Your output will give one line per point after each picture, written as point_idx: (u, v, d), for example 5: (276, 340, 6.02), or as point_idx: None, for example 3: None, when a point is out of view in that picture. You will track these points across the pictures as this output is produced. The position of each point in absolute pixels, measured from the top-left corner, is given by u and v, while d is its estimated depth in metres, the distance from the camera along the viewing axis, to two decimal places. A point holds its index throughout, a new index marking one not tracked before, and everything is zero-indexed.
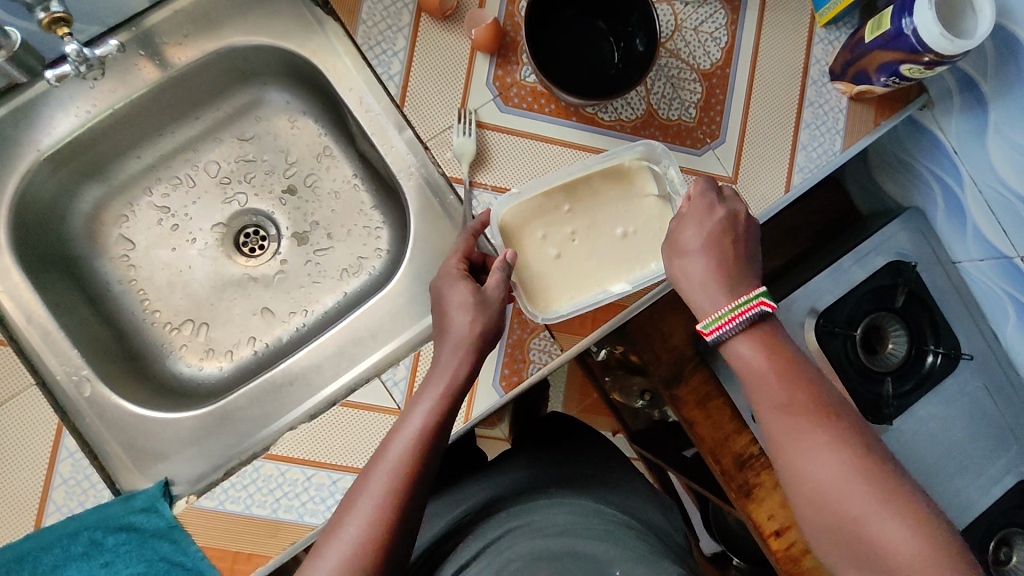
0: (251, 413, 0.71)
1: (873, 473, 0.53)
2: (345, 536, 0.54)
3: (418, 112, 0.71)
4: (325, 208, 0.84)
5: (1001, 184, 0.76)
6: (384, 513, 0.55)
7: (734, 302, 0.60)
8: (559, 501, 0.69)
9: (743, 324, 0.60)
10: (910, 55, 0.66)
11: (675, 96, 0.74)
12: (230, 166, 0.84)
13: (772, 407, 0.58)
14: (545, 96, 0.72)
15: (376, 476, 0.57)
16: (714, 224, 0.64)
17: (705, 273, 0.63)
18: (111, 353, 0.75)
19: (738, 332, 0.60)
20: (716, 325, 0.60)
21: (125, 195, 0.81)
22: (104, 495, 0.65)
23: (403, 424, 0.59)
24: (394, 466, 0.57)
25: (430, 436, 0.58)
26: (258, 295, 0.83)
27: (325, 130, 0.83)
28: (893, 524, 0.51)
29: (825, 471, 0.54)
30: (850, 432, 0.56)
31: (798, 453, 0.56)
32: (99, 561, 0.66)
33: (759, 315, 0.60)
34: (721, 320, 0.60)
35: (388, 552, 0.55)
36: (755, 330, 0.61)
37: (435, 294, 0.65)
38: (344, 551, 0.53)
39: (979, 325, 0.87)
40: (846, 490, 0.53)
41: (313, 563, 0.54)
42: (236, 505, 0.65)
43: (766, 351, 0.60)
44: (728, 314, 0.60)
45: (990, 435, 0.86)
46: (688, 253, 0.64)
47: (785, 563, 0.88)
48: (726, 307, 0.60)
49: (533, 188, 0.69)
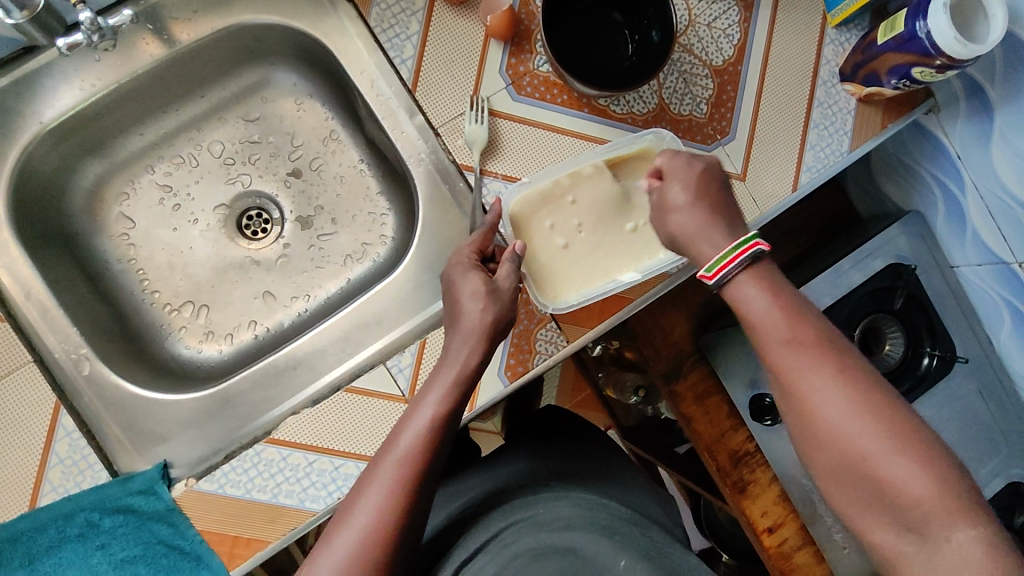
0: (252, 396, 0.70)
1: (883, 408, 0.52)
2: (354, 523, 0.54)
3: (430, 98, 0.70)
4: (329, 192, 0.83)
5: (1002, 190, 0.76)
6: (393, 500, 0.55)
7: (732, 243, 0.59)
8: (560, 493, 0.68)
9: (744, 263, 0.59)
10: (922, 58, 0.67)
11: (687, 91, 0.74)
12: (234, 147, 0.83)
13: (780, 346, 0.56)
14: (558, 86, 0.71)
15: (387, 463, 0.56)
16: (696, 175, 0.64)
17: (697, 223, 0.61)
18: (110, 332, 0.74)
19: (742, 270, 0.59)
20: (718, 268, 0.59)
21: (126, 172, 0.80)
22: (102, 476, 0.64)
23: (414, 413, 0.59)
24: (404, 455, 0.57)
25: (440, 426, 0.59)
26: (259, 279, 0.82)
27: (332, 114, 0.82)
28: (905, 461, 0.51)
29: (837, 408, 0.53)
30: (857, 366, 0.55)
31: (809, 392, 0.54)
32: (95, 542, 0.65)
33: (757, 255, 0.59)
34: (722, 262, 0.59)
35: (397, 540, 0.55)
36: (755, 269, 0.59)
37: (446, 284, 0.65)
38: (355, 538, 0.53)
39: (974, 329, 0.87)
40: (857, 426, 0.52)
41: (321, 549, 0.54)
42: (236, 488, 0.65)
43: (771, 291, 0.58)
44: (729, 254, 0.59)
45: (984, 438, 0.86)
46: (679, 210, 0.62)
47: (777, 559, 0.89)
48: (727, 248, 0.59)
49: (542, 178, 0.69)
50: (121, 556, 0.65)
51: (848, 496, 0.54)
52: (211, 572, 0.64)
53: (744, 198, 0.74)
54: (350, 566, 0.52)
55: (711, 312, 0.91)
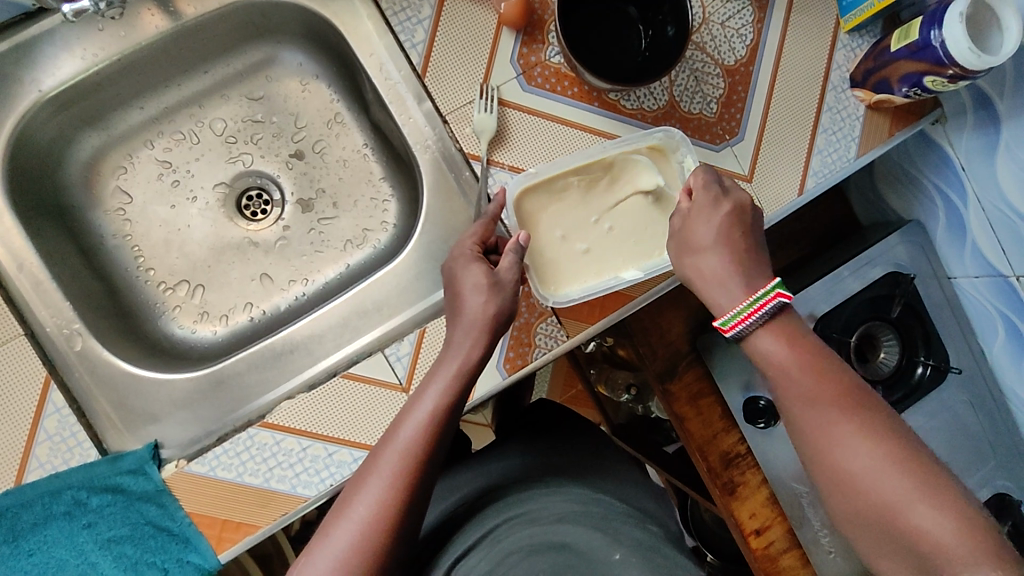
0: (247, 379, 0.69)
1: (905, 459, 0.54)
2: (354, 515, 0.54)
3: (439, 84, 0.69)
4: (332, 175, 0.82)
5: (1004, 204, 0.77)
6: (393, 492, 0.55)
7: (752, 297, 0.60)
8: (553, 491, 0.69)
9: (763, 317, 0.59)
10: (935, 67, 0.66)
11: (697, 90, 0.74)
12: (237, 126, 0.81)
13: (806, 404, 0.57)
14: (569, 78, 0.70)
15: (387, 455, 0.56)
16: (723, 217, 0.63)
17: (717, 267, 0.61)
18: (103, 308, 0.72)
19: (759, 325, 0.60)
20: (733, 322, 0.60)
21: (125, 146, 0.78)
22: (90, 454, 0.63)
23: (416, 405, 0.59)
24: (405, 448, 0.56)
25: (441, 419, 0.58)
26: (257, 261, 0.80)
27: (338, 97, 0.81)
28: (930, 515, 0.52)
29: (865, 464, 0.55)
30: (880, 420, 0.56)
31: (836, 448, 0.56)
32: (81, 522, 0.63)
33: (777, 307, 0.60)
34: (741, 315, 0.60)
35: (397, 532, 0.55)
36: (777, 323, 0.60)
37: (449, 275, 0.64)
38: (354, 530, 0.53)
39: (968, 340, 0.87)
40: (881, 471, 0.54)
41: (320, 540, 0.54)
42: (228, 472, 0.64)
43: (794, 346, 0.59)
44: (747, 309, 0.60)
45: (973, 450, 0.86)
46: (703, 250, 0.62)
47: (762, 561, 0.89)
48: (745, 303, 0.60)
49: (550, 170, 0.67)
50: (108, 536, 0.63)
51: (867, 537, 0.56)
52: (199, 556, 0.63)
53: (750, 200, 0.74)
54: (349, 558, 0.52)
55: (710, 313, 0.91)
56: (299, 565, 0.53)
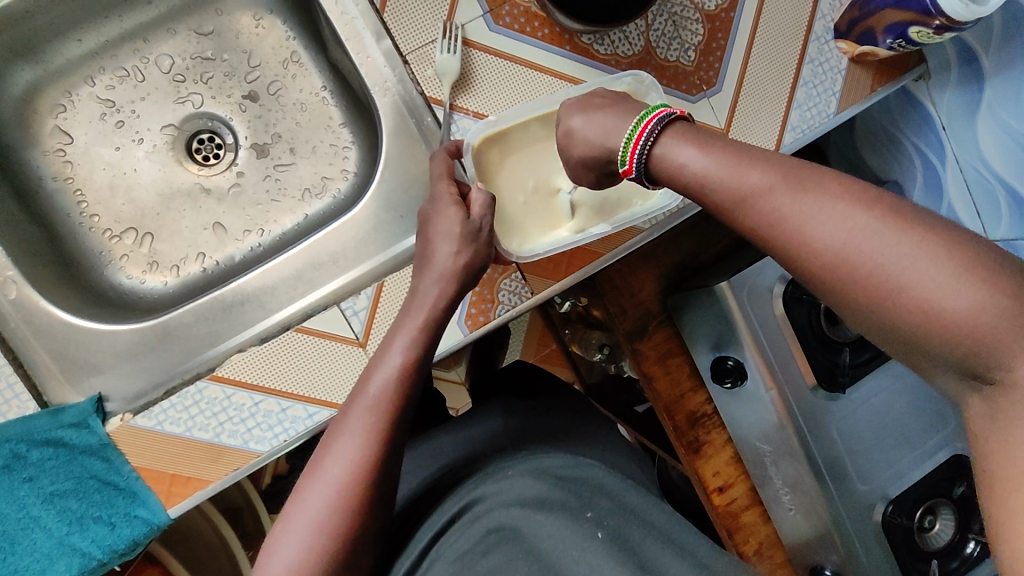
0: (196, 331, 0.67)
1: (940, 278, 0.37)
2: (328, 476, 0.49)
3: (399, 20, 0.65)
4: (289, 119, 0.77)
5: (985, 166, 0.75)
6: (369, 452, 0.50)
7: (638, 120, 0.49)
8: (536, 456, 0.63)
9: (653, 134, 0.48)
10: (922, 17, 0.63)
11: (675, 36, 0.70)
12: (185, 63, 0.76)
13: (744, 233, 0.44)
14: (539, 18, 0.66)
15: (357, 412, 0.51)
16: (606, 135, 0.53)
17: None
18: (42, 255, 0.69)
19: (654, 144, 0.48)
20: (631, 157, 0.49)
21: (63, 81, 0.73)
22: (29, 407, 0.61)
23: (384, 358, 0.54)
24: (376, 404, 0.52)
25: (413, 374, 0.54)
26: (210, 209, 0.76)
27: (294, 34, 0.76)
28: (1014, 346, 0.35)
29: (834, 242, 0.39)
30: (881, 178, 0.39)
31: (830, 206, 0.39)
32: (22, 475, 0.61)
33: (663, 120, 0.48)
34: (630, 149, 0.49)
35: (374, 494, 0.50)
36: (673, 132, 0.48)
37: (426, 225, 0.60)
38: (330, 491, 0.49)
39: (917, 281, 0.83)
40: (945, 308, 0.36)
41: (294, 505, 0.49)
42: (176, 426, 0.62)
43: (702, 142, 0.46)
44: (637, 131, 0.49)
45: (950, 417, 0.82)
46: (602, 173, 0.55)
47: (724, 516, 0.90)
48: (631, 127, 0.49)
49: (511, 116, 0.64)
50: (50, 490, 0.61)
51: None
52: (146, 510, 0.62)
53: None
54: (327, 521, 0.48)
55: (682, 273, 0.89)
56: (275, 533, 0.49)
